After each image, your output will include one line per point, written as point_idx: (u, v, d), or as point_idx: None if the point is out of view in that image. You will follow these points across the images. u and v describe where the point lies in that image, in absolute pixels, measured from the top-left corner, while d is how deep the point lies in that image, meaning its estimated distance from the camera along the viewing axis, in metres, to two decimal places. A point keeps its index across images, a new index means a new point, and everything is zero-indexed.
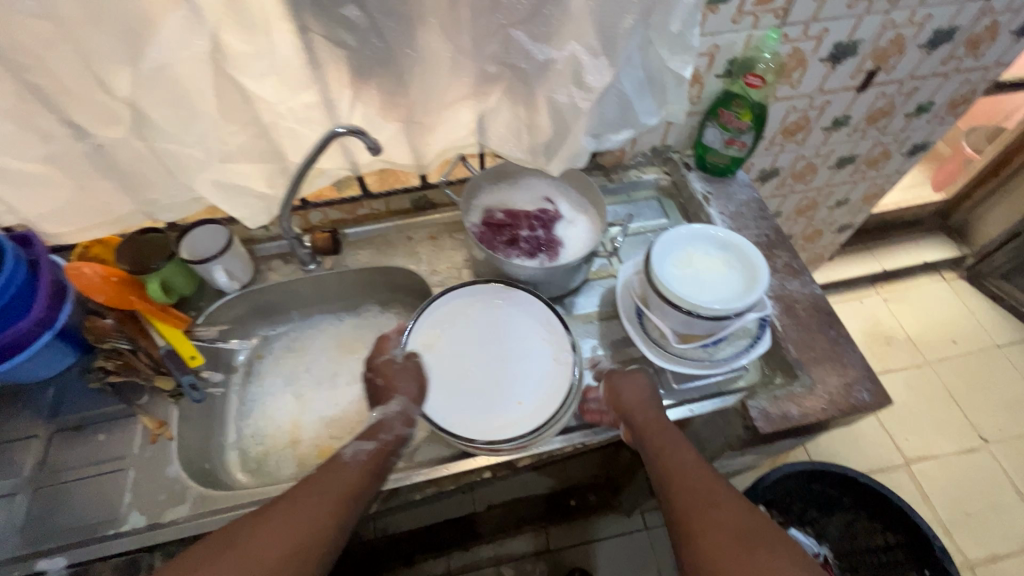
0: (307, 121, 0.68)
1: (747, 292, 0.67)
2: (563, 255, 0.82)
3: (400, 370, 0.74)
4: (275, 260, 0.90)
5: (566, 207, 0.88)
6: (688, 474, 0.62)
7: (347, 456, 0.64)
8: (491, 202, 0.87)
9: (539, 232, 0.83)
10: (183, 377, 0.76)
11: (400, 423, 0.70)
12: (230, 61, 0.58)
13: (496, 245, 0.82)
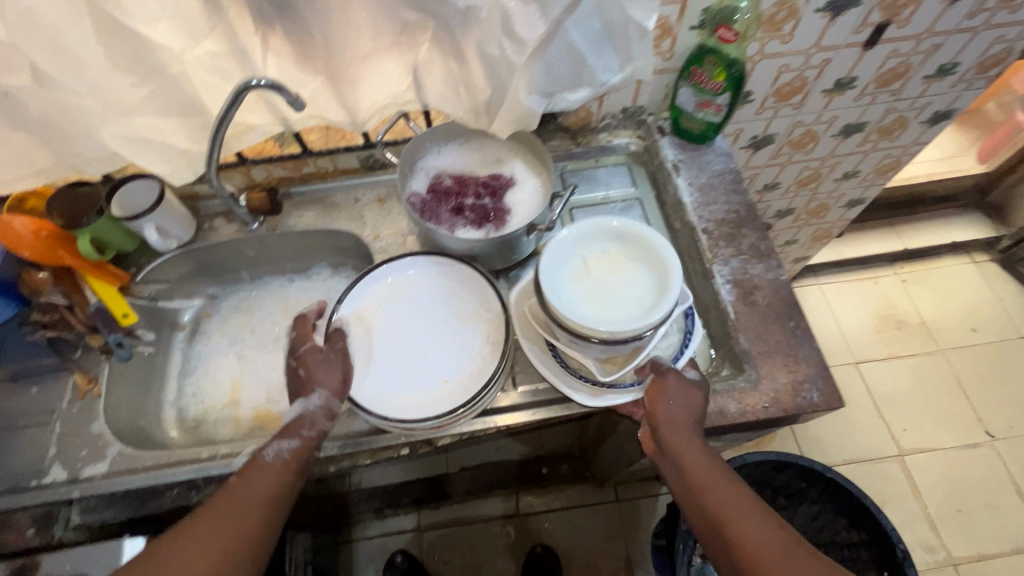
0: (218, 72, 0.63)
1: (658, 294, 0.59)
2: (510, 224, 0.76)
3: (322, 361, 0.67)
4: (218, 219, 0.87)
5: (520, 172, 0.81)
6: (742, 516, 0.55)
7: (268, 459, 0.60)
8: (440, 165, 0.81)
9: (485, 201, 0.77)
10: (109, 335, 0.75)
11: (320, 417, 0.63)
12: (113, 3, 0.53)
13: (438, 215, 0.76)
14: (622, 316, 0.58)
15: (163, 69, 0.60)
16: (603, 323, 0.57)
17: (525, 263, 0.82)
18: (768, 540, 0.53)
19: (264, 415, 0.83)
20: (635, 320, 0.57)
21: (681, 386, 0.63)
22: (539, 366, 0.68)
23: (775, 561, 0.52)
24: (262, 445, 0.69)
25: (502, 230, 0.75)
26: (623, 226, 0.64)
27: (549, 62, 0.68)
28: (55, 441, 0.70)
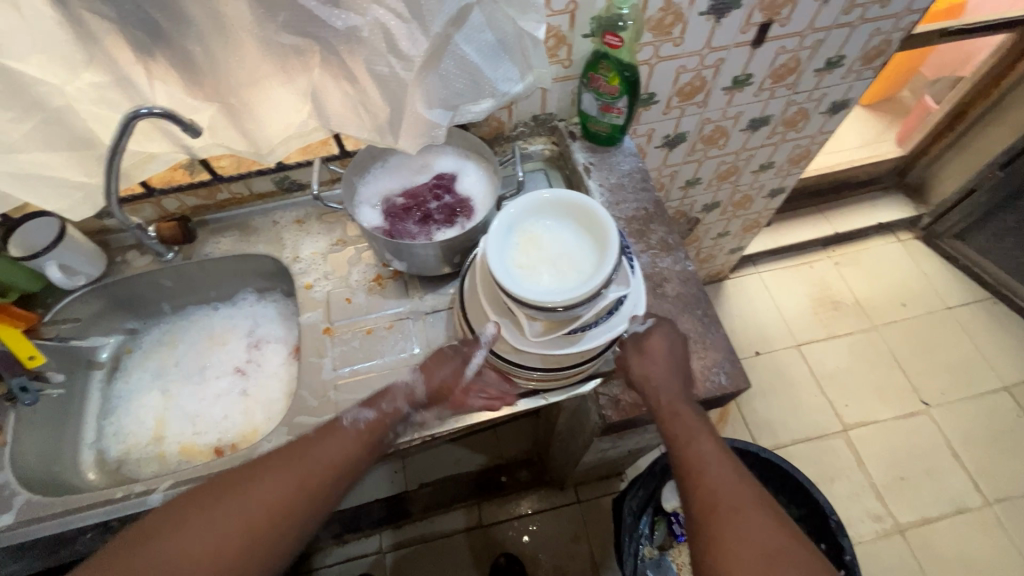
0: (105, 102, 0.62)
1: (587, 220, 0.65)
2: (480, 207, 0.79)
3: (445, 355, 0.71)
4: (131, 251, 0.85)
5: (456, 166, 0.84)
6: (715, 473, 0.59)
7: (347, 424, 0.64)
8: (382, 188, 0.82)
9: (446, 199, 0.80)
10: (13, 379, 0.72)
11: (401, 394, 0.69)
12: None
13: (410, 232, 0.77)
14: (588, 260, 0.62)
15: (44, 102, 0.59)
16: (598, 267, 0.61)
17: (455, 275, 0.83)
18: (731, 488, 0.57)
19: (190, 449, 0.81)
20: (602, 252, 0.61)
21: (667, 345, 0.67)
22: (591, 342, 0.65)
23: (727, 513, 0.56)
24: (181, 478, 0.68)
25: (475, 217, 0.78)
26: (501, 220, 0.64)
27: (443, 75, 0.69)
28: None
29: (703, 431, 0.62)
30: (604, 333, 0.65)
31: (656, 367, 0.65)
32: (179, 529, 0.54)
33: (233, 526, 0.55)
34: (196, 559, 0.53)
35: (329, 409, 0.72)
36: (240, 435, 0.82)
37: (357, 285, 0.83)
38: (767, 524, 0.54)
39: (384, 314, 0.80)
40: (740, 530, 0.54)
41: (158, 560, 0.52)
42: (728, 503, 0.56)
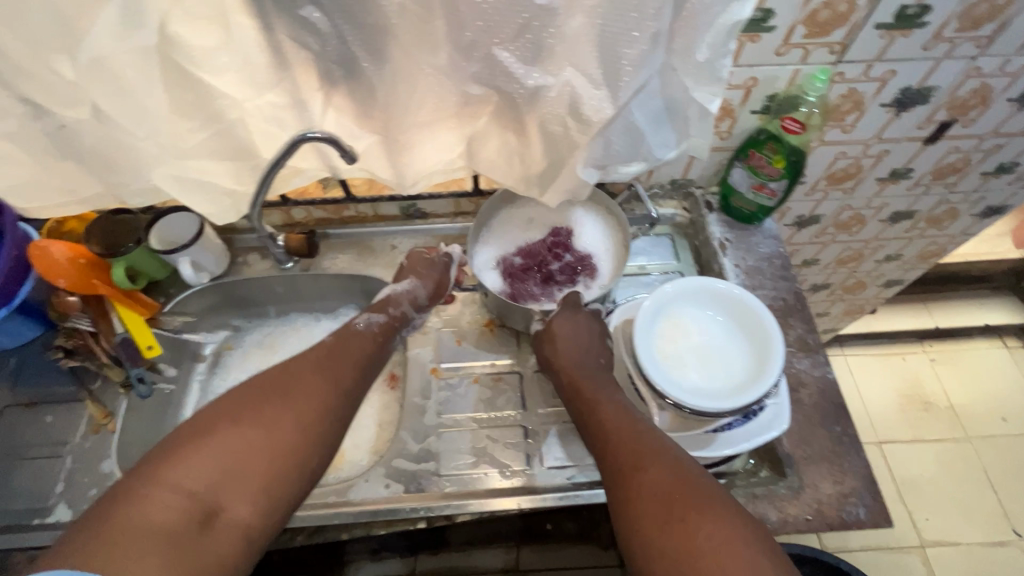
0: (275, 120, 0.62)
1: (741, 315, 0.61)
2: (602, 265, 0.76)
3: (425, 262, 0.80)
4: (252, 254, 0.86)
5: (567, 215, 0.79)
6: (625, 429, 0.61)
7: (359, 327, 0.73)
8: (497, 242, 0.78)
9: (566, 258, 0.76)
10: (133, 369, 0.74)
11: (405, 300, 0.77)
12: (185, 56, 0.53)
13: (535, 296, 0.75)
14: (739, 361, 0.58)
15: (222, 115, 0.60)
16: (753, 372, 0.57)
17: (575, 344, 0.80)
18: (637, 444, 0.59)
19: None
20: (758, 355, 0.58)
21: (569, 328, 0.70)
22: (724, 446, 0.61)
23: (633, 464, 0.57)
24: None
25: (600, 277, 0.76)
26: (648, 302, 0.61)
27: (608, 138, 0.65)
28: (67, 482, 0.69)
29: (606, 400, 0.66)
30: (736, 438, 0.61)
31: (573, 349, 0.70)
32: (227, 432, 0.56)
33: (275, 428, 0.58)
34: (256, 459, 0.56)
35: (429, 455, 0.71)
36: None
37: (468, 327, 0.81)
38: (664, 464, 0.56)
39: (492, 364, 0.78)
40: (641, 475, 0.56)
41: (215, 463, 0.54)
42: (630, 458, 0.58)
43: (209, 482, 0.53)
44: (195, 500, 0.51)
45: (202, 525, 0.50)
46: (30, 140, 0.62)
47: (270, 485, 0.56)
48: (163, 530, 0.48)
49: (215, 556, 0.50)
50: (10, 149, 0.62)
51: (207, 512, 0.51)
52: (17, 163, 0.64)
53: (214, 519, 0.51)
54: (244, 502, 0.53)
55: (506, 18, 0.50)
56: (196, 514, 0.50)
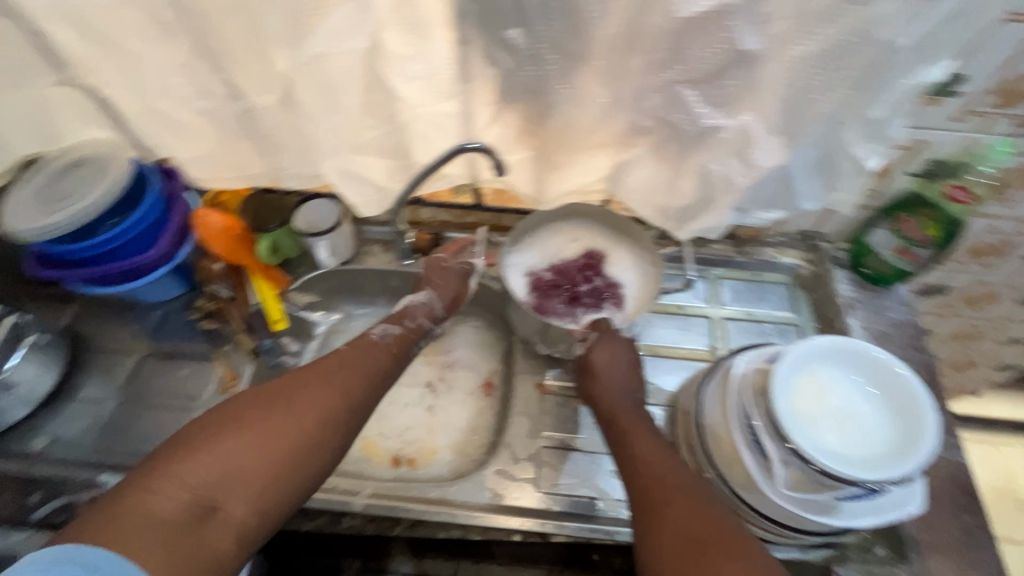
0: (440, 127, 0.65)
1: (881, 383, 0.59)
2: (629, 296, 0.76)
3: (444, 271, 0.80)
4: (375, 246, 0.90)
5: (603, 242, 0.79)
6: (655, 464, 0.60)
7: (374, 339, 0.69)
8: (528, 258, 0.78)
9: (595, 282, 0.76)
10: (264, 340, 0.79)
11: (423, 312, 0.76)
12: (385, 60, 0.57)
13: (558, 311, 0.74)
14: (880, 431, 0.57)
15: (398, 117, 0.63)
16: (897, 446, 0.55)
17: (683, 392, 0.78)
18: (670, 488, 0.57)
19: (371, 448, 0.82)
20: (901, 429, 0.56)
21: (609, 360, 0.71)
22: (847, 518, 0.58)
23: (658, 504, 0.56)
24: (381, 491, 0.69)
25: (626, 305, 0.75)
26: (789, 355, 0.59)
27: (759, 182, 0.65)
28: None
29: (644, 434, 0.64)
30: (860, 513, 0.58)
31: (611, 370, 0.70)
32: (233, 431, 0.52)
33: (280, 433, 0.54)
34: (256, 463, 0.52)
35: (531, 469, 0.72)
36: (420, 453, 0.82)
37: None
38: (690, 503, 0.55)
39: None
40: (664, 513, 0.55)
41: (217, 459, 0.50)
42: (655, 494, 0.57)
43: (210, 482, 0.49)
44: (196, 495, 0.48)
45: (198, 523, 0.47)
46: (222, 118, 0.68)
47: (272, 488, 0.52)
48: (162, 522, 0.45)
49: (212, 556, 0.46)
50: (203, 123, 0.68)
51: (205, 509, 0.48)
52: (203, 137, 0.70)
53: (210, 517, 0.47)
54: (244, 503, 0.50)
55: (702, 56, 0.51)
56: (194, 510, 0.47)
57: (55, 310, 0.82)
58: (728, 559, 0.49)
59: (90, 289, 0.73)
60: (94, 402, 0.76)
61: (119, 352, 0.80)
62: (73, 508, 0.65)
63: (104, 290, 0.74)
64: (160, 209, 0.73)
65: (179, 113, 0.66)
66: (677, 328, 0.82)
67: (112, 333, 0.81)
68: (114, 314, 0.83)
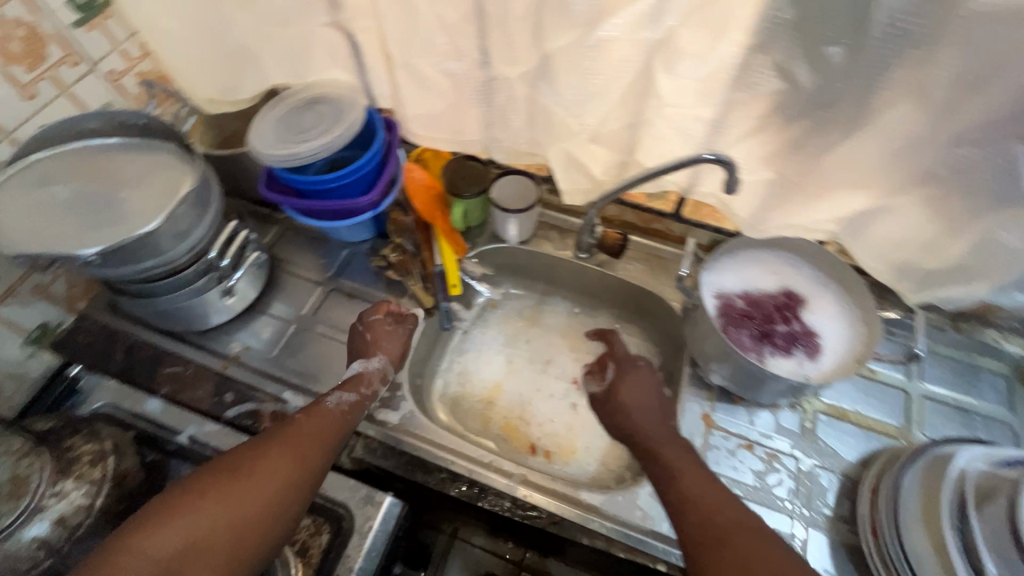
0: (684, 132, 0.62)
1: None
2: (826, 349, 0.68)
3: (388, 332, 0.75)
4: (550, 232, 0.89)
5: (803, 285, 0.73)
6: (710, 495, 0.57)
7: (330, 404, 0.65)
8: (722, 281, 0.73)
9: (790, 325, 0.70)
10: (444, 301, 0.82)
11: (377, 379, 0.71)
12: (665, 53, 0.54)
13: (744, 342, 0.69)
14: None
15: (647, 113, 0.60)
16: None
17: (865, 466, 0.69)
18: (732, 521, 0.54)
19: (511, 429, 0.83)
20: None
21: (636, 389, 0.71)
22: None
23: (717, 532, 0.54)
24: (532, 479, 0.68)
25: (822, 357, 0.67)
26: None
27: None
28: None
29: (691, 466, 0.60)
30: None
31: (638, 399, 0.69)
32: (192, 507, 0.51)
33: (235, 508, 0.53)
34: (218, 542, 0.51)
35: None
36: (558, 447, 0.81)
37: None
38: (755, 540, 0.52)
39: (768, 438, 0.71)
40: (726, 555, 0.52)
41: (177, 535, 0.50)
42: (712, 532, 0.54)
43: (168, 561, 0.49)
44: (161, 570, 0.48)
45: None
46: (464, 82, 0.68)
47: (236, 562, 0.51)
48: None
49: None
50: (443, 84, 0.69)
51: None
52: (438, 97, 0.71)
53: None
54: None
55: None
56: None
57: (263, 229, 0.89)
58: None
59: (299, 218, 0.78)
60: (281, 320, 0.81)
61: (304, 280, 0.85)
62: (257, 416, 0.71)
63: (311, 222, 0.78)
64: (379, 159, 0.76)
65: (427, 70, 0.68)
66: (868, 394, 0.74)
67: (302, 262, 0.87)
68: (306, 244, 0.88)
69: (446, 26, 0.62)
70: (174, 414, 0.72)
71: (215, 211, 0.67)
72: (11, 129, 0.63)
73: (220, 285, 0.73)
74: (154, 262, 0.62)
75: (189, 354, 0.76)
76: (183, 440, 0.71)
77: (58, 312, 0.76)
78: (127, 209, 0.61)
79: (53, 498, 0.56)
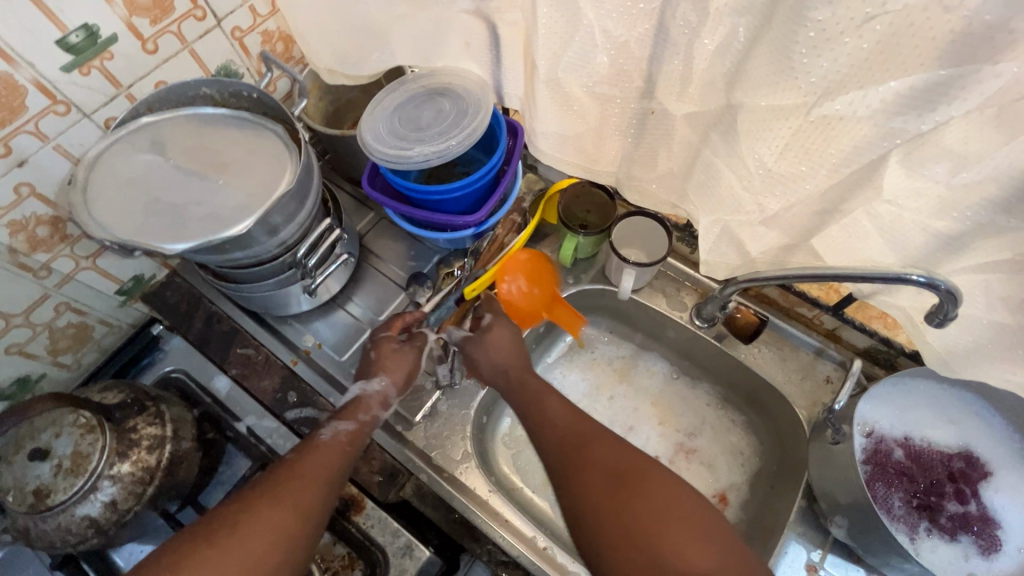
0: (895, 240, 0.46)
1: None
2: (1005, 547, 0.53)
3: (398, 351, 0.65)
4: (668, 286, 0.76)
5: (991, 449, 0.57)
6: (562, 416, 0.59)
7: (328, 438, 0.58)
8: (881, 418, 0.59)
9: (961, 502, 0.55)
10: (436, 313, 0.70)
11: (378, 402, 0.63)
12: (914, 146, 0.38)
13: (893, 508, 0.55)
14: None
15: (853, 207, 0.45)
16: None
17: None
18: (586, 435, 0.57)
19: None
20: None
21: (510, 335, 0.67)
22: None
23: (576, 450, 0.56)
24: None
25: (998, 556, 0.53)
26: None
27: None
28: (434, 412, 0.70)
29: (553, 391, 0.62)
30: None
31: (498, 346, 0.66)
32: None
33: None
34: None
35: None
36: None
37: None
38: (604, 440, 0.56)
39: None
40: (583, 454, 0.55)
41: None
42: (570, 441, 0.57)
43: None
44: None
45: None
46: (616, 110, 0.56)
47: None
48: None
49: None
50: (590, 109, 0.57)
51: None
52: (581, 120, 0.58)
53: None
54: None
55: None
56: None
57: (357, 213, 0.83)
58: (657, 495, 0.51)
59: (398, 221, 0.71)
60: (357, 320, 0.76)
61: (388, 281, 0.79)
62: (316, 426, 0.68)
63: (407, 229, 0.71)
64: (493, 172, 0.66)
65: (574, 90, 0.55)
66: None
67: (390, 259, 0.80)
68: (398, 241, 0.81)
69: (614, 44, 0.49)
70: (238, 398, 0.71)
71: (311, 208, 0.61)
72: (128, 84, 0.60)
73: (303, 283, 0.68)
74: (242, 255, 0.58)
75: (262, 339, 0.73)
76: (242, 428, 0.70)
77: (152, 266, 0.75)
78: (223, 200, 0.56)
79: (107, 480, 0.56)
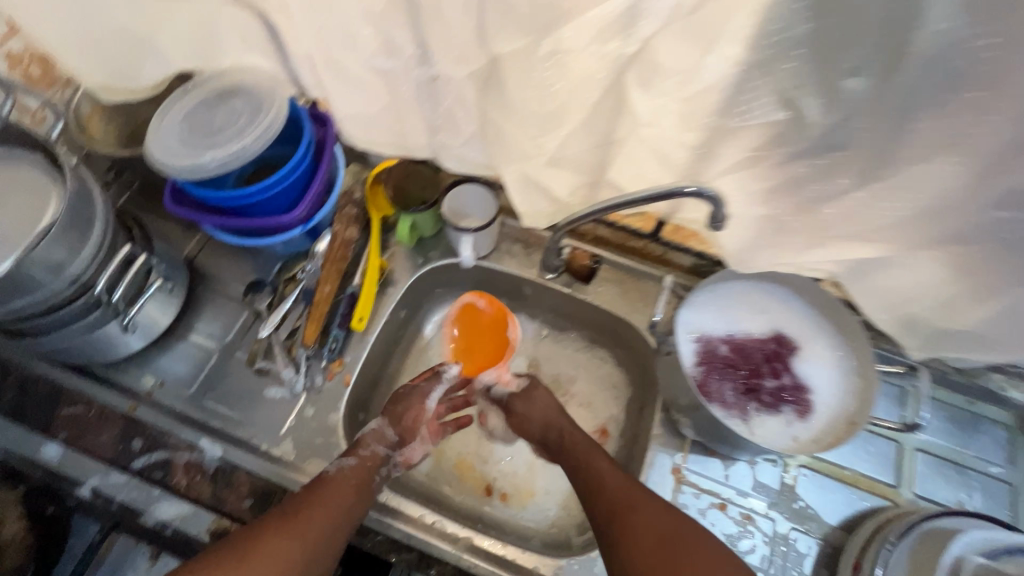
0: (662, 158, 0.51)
1: None
2: (818, 407, 0.61)
3: (401, 395, 0.70)
4: (515, 245, 0.78)
5: (796, 326, 0.65)
6: (595, 462, 0.61)
7: (331, 472, 0.59)
8: (705, 321, 0.65)
9: (778, 379, 0.63)
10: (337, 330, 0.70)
11: (374, 439, 0.65)
12: (638, 69, 0.42)
13: (725, 398, 0.62)
14: None
15: (617, 134, 0.49)
16: None
17: (849, 532, 0.62)
18: (598, 481, 0.60)
19: (465, 467, 0.75)
20: None
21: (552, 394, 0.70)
22: None
23: (593, 492, 0.59)
24: (478, 543, 0.62)
25: (812, 417, 0.61)
26: None
27: None
28: (301, 420, 0.68)
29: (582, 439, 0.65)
30: None
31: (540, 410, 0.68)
32: None
33: None
34: None
35: None
36: (516, 488, 0.73)
37: None
38: (617, 473, 0.60)
39: (745, 496, 0.64)
40: (604, 489, 0.58)
41: None
42: (594, 483, 0.60)
43: None
44: None
45: None
46: (401, 82, 0.56)
47: None
48: None
49: None
50: (377, 85, 0.57)
51: None
52: (372, 96, 0.58)
53: None
54: None
55: None
56: None
57: (183, 236, 0.77)
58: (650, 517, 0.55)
59: (220, 234, 0.67)
60: (202, 347, 0.71)
61: (230, 300, 0.74)
62: (170, 467, 0.63)
63: (229, 239, 0.67)
64: (303, 163, 0.64)
65: (354, 67, 0.55)
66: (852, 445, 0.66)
67: (228, 277, 0.76)
68: (233, 257, 0.77)
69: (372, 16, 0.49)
70: (73, 462, 0.63)
71: (98, 236, 0.55)
72: None
73: (119, 318, 0.62)
74: (21, 304, 0.52)
75: (92, 392, 0.66)
76: (85, 491, 0.63)
77: None
78: None
79: None
